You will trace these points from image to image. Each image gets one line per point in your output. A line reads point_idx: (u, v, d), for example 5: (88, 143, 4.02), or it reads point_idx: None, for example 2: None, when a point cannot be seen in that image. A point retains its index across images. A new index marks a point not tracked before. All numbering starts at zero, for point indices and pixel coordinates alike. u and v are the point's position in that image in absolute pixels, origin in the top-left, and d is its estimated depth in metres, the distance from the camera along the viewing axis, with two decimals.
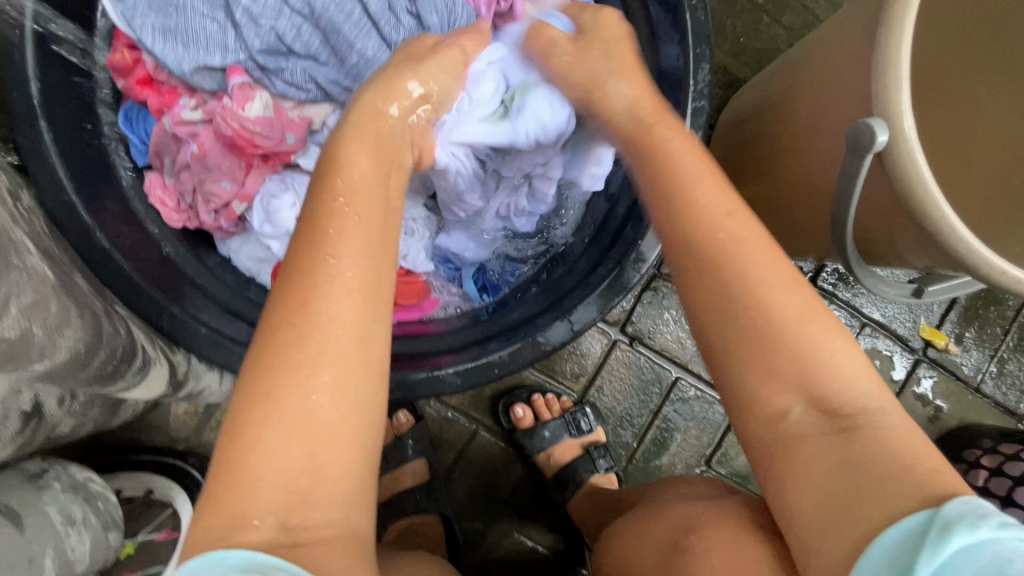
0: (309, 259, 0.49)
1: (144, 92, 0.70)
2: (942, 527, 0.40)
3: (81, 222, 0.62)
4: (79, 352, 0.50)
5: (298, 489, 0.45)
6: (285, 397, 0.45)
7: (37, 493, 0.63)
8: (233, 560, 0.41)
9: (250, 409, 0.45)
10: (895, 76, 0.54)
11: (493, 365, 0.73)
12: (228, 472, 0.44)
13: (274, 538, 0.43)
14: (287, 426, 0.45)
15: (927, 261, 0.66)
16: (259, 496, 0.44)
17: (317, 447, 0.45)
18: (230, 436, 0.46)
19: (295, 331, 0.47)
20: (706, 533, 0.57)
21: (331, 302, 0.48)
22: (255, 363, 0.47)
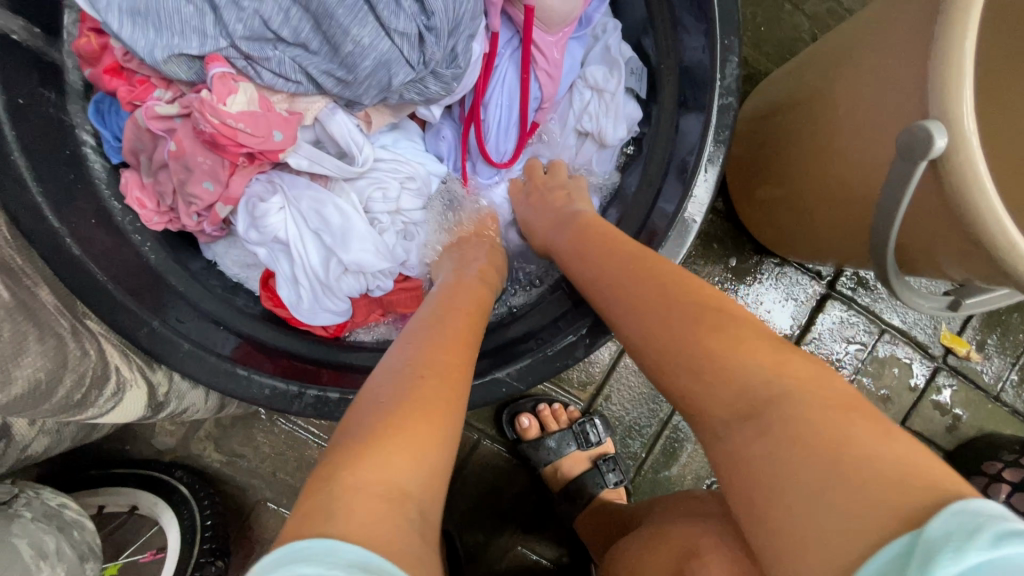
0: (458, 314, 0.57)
1: (113, 82, 0.63)
2: (925, 552, 0.31)
3: (47, 227, 0.57)
4: (40, 381, 0.44)
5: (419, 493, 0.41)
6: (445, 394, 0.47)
7: (5, 522, 0.58)
8: (343, 556, 0.34)
9: (401, 409, 0.45)
10: (956, 75, 0.48)
11: (500, 383, 0.67)
12: (363, 461, 0.41)
13: (411, 518, 0.39)
14: (443, 416, 0.45)
15: (969, 274, 0.61)
16: (409, 475, 0.41)
17: (454, 448, 0.45)
18: (371, 430, 0.44)
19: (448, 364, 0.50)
20: (705, 560, 0.54)
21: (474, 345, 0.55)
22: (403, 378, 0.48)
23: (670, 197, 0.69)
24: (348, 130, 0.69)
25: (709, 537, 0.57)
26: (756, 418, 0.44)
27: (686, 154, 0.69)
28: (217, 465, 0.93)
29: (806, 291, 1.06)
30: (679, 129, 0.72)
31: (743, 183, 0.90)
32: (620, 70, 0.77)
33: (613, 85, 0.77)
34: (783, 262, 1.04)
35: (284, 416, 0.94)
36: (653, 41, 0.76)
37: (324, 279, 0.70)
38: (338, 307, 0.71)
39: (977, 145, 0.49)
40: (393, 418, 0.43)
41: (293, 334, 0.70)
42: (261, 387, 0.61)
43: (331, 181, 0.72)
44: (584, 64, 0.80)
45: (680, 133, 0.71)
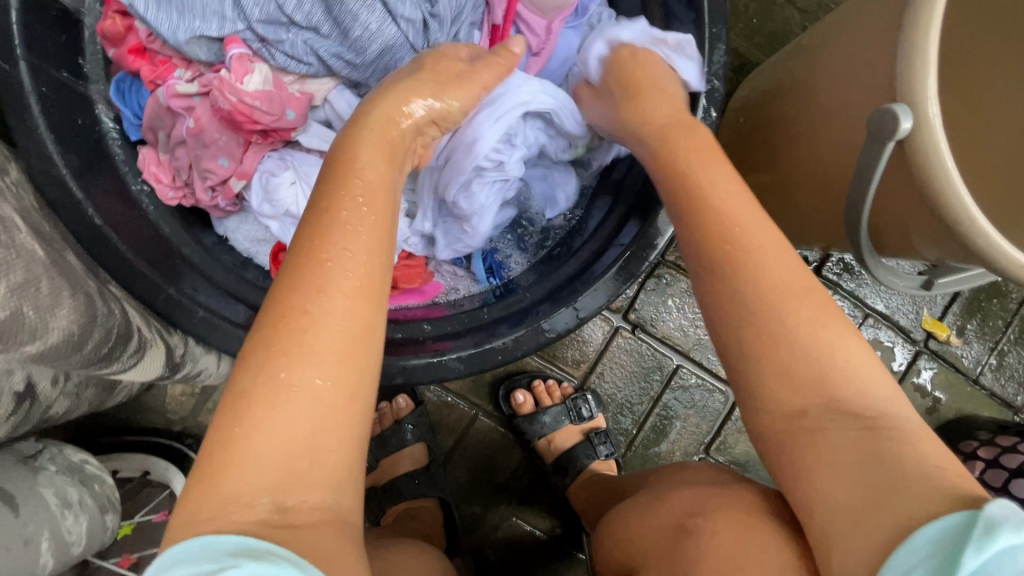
0: (316, 241, 0.48)
1: (137, 62, 0.67)
2: (987, 526, 0.38)
3: (73, 197, 0.60)
4: (72, 333, 0.48)
5: (293, 472, 0.43)
6: (288, 384, 0.44)
7: (32, 474, 0.62)
8: (220, 547, 0.39)
9: (253, 388, 0.44)
10: (921, 62, 0.52)
11: (496, 352, 0.71)
12: (223, 453, 0.43)
13: (267, 519, 0.42)
14: (287, 403, 0.44)
15: (939, 253, 0.64)
16: (257, 471, 0.43)
17: (321, 434, 0.44)
18: (229, 416, 0.44)
19: (305, 316, 0.46)
20: (713, 517, 0.57)
21: (335, 285, 0.47)
22: (259, 345, 0.45)
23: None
24: None
25: (714, 499, 0.60)
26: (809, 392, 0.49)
27: None
28: None
29: None
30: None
31: None
32: None
33: None
34: None
35: None
36: None
37: None
38: None
39: (941, 128, 0.52)
40: (236, 416, 0.44)
41: None
42: None
43: None
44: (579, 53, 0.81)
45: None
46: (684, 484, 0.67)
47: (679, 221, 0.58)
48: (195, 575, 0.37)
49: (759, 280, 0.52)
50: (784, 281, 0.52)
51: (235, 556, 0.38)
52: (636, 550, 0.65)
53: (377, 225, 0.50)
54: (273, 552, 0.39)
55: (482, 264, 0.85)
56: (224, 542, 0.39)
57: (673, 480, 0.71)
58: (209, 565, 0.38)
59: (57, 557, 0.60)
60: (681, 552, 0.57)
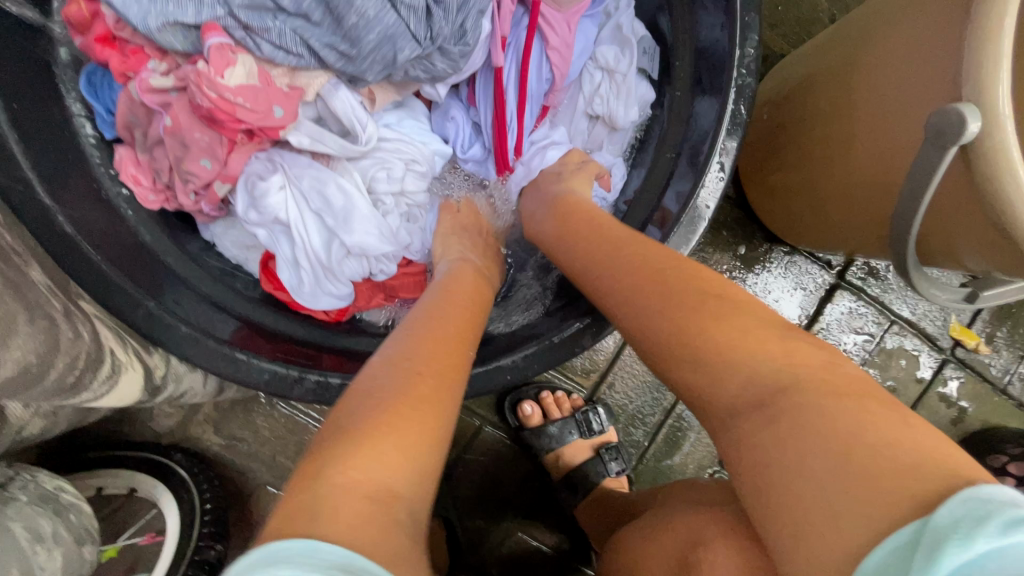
0: (455, 315, 0.55)
1: (105, 52, 0.60)
2: (931, 544, 0.30)
3: (40, 203, 0.55)
4: (31, 364, 0.42)
5: (433, 468, 0.43)
6: (450, 387, 0.47)
7: (0, 506, 0.57)
8: (325, 557, 0.32)
9: (426, 376, 0.46)
10: (994, 56, 0.46)
11: (505, 371, 0.66)
12: (392, 423, 0.42)
13: (404, 522, 0.39)
14: (433, 431, 0.44)
15: (992, 266, 0.59)
16: (400, 477, 0.40)
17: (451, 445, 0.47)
18: (398, 390, 0.44)
19: (462, 343, 0.52)
20: (712, 547, 0.52)
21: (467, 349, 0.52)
22: (425, 347, 0.49)
23: (678, 189, 0.66)
24: (353, 108, 0.66)
25: (717, 524, 0.54)
26: None
27: (700, 137, 0.66)
28: (217, 449, 0.92)
29: (815, 281, 1.04)
30: (693, 114, 0.69)
31: (754, 167, 0.88)
32: (632, 46, 0.75)
33: (625, 66, 0.74)
34: (793, 250, 1.02)
35: (284, 399, 0.93)
36: (668, 19, 0.73)
37: (324, 262, 0.68)
38: (340, 291, 0.70)
39: (1014, 131, 0.46)
40: (383, 424, 0.42)
41: (294, 318, 0.69)
42: (260, 371, 0.60)
43: (333, 160, 0.69)
44: (595, 45, 0.77)
45: (692, 117, 0.69)
46: (685, 505, 0.62)
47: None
48: None
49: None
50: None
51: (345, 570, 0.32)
52: None
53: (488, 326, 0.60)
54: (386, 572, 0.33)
55: None
56: (328, 553, 0.32)
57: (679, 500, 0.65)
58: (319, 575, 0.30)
59: None
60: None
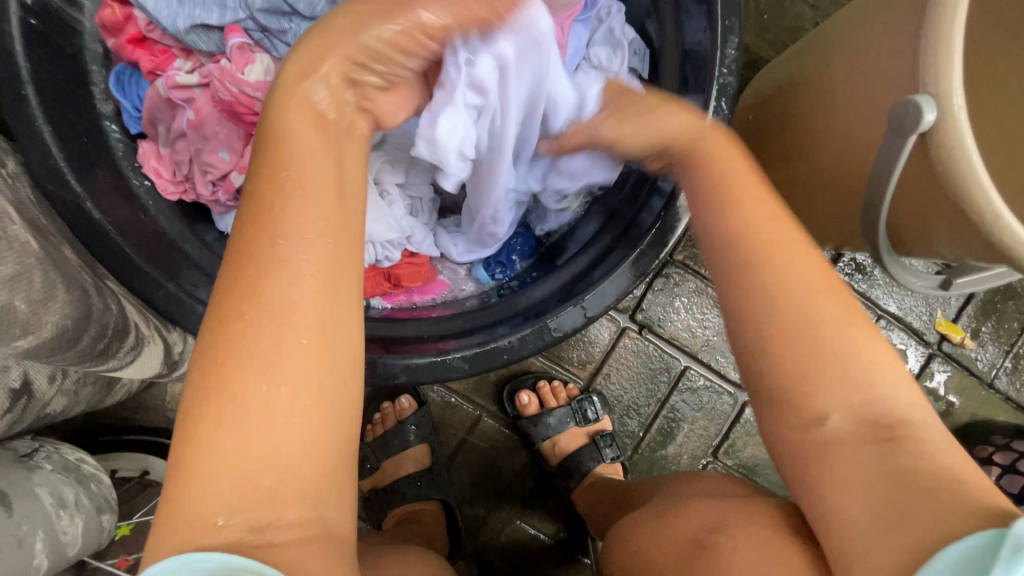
0: (262, 238, 0.43)
1: (136, 52, 0.66)
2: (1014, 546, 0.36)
3: (71, 190, 0.59)
4: (66, 329, 0.46)
5: (259, 490, 0.40)
6: (238, 393, 0.40)
7: (27, 472, 0.61)
8: (204, 564, 0.37)
9: (203, 398, 0.40)
10: (946, 51, 0.50)
11: (501, 351, 0.70)
12: (179, 468, 0.40)
13: (241, 539, 0.39)
14: (246, 420, 0.40)
15: (961, 251, 0.62)
16: (223, 502, 0.40)
17: (286, 443, 0.41)
18: (185, 426, 0.41)
19: (248, 320, 0.41)
20: (734, 530, 0.56)
21: (289, 273, 0.42)
22: (203, 354, 0.42)
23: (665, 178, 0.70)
24: None
25: (737, 514, 0.58)
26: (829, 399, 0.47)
27: None
28: None
29: None
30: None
31: None
32: (622, 49, 0.80)
33: (617, 65, 0.79)
34: None
35: None
36: (655, 24, 0.78)
37: None
38: None
39: (966, 119, 0.50)
40: (195, 436, 0.40)
41: None
42: None
43: None
44: (589, 46, 0.81)
45: None
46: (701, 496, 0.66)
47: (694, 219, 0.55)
48: None
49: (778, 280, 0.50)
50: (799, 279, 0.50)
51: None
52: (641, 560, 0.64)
53: (338, 211, 0.45)
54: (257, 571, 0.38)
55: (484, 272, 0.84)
56: (206, 560, 0.37)
57: (688, 491, 0.70)
58: None
59: (51, 558, 0.59)
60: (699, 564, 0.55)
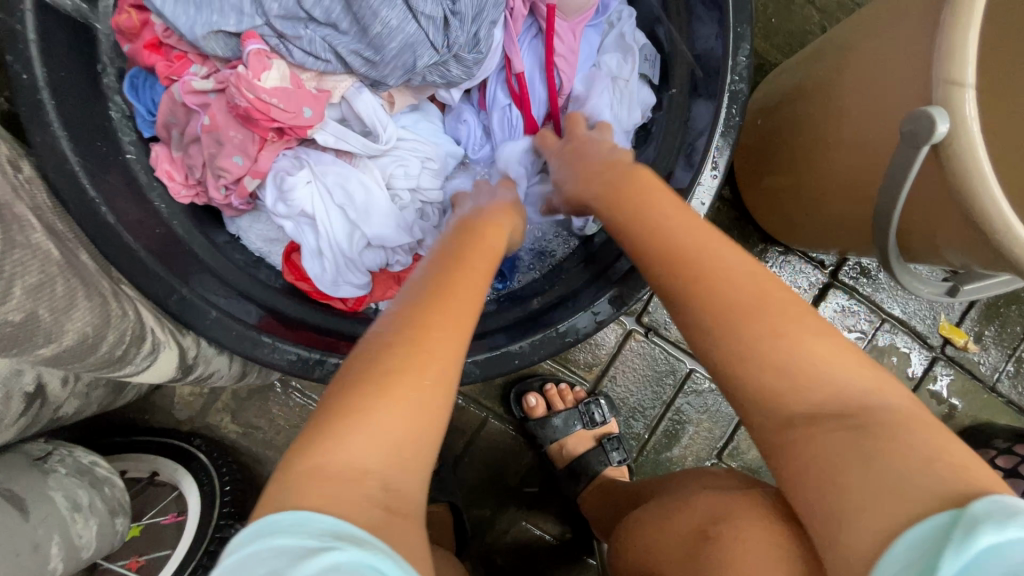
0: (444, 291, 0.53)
1: (151, 57, 0.65)
2: (968, 525, 0.36)
3: (85, 194, 0.60)
4: (87, 335, 0.46)
5: (400, 459, 0.45)
6: (415, 373, 0.47)
7: (42, 476, 0.61)
8: (319, 524, 0.38)
9: (387, 372, 0.47)
10: (960, 65, 0.51)
11: (513, 356, 0.70)
12: (348, 422, 0.45)
13: (374, 496, 0.42)
14: (381, 415, 0.45)
15: (967, 260, 0.63)
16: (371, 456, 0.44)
17: (429, 427, 0.47)
18: (354, 392, 0.46)
19: (437, 323, 0.50)
20: (735, 521, 0.56)
21: (464, 315, 0.52)
22: (393, 337, 0.49)
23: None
24: (373, 108, 0.70)
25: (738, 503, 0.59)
26: (840, 409, 0.48)
27: (698, 142, 0.70)
28: (234, 436, 0.97)
29: (809, 279, 1.08)
30: (689, 117, 0.74)
31: (749, 170, 0.93)
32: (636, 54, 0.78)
33: (628, 72, 0.78)
34: (787, 250, 1.07)
35: (299, 390, 0.98)
36: (666, 30, 0.79)
37: (346, 253, 0.71)
38: (359, 281, 0.73)
39: (977, 130, 0.51)
40: (337, 418, 0.45)
41: (313, 307, 0.74)
42: (284, 354, 0.65)
43: (355, 158, 0.73)
44: (600, 52, 0.81)
45: (690, 121, 0.74)
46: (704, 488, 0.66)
47: (677, 228, 0.59)
48: (299, 548, 0.36)
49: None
50: None
51: (334, 538, 0.37)
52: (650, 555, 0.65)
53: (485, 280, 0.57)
54: (368, 539, 0.38)
55: None
56: (322, 521, 0.38)
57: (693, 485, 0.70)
58: (311, 541, 0.37)
59: (66, 562, 0.59)
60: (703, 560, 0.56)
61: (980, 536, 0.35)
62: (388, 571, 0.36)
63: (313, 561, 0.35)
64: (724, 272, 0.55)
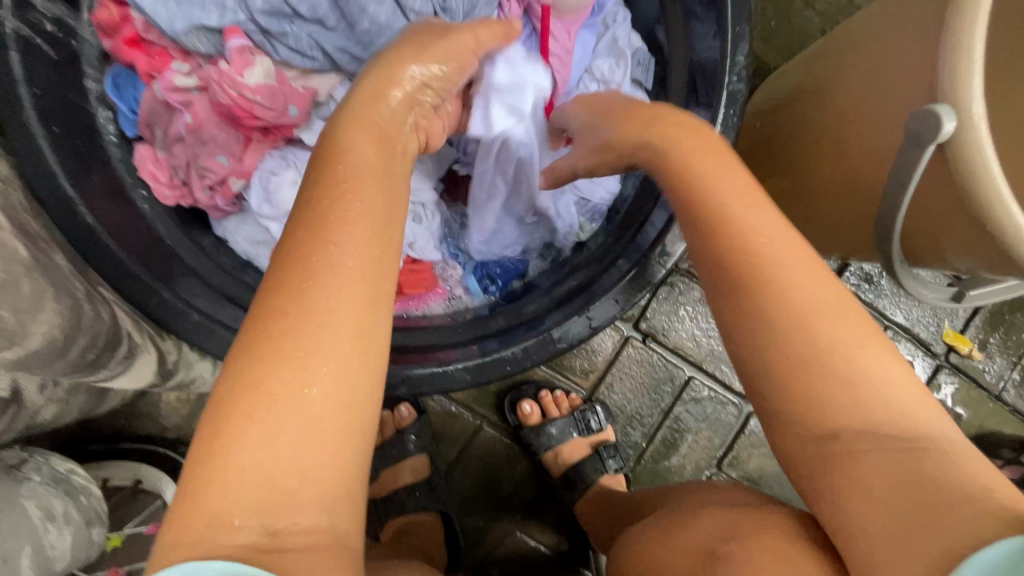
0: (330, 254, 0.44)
1: (132, 54, 0.64)
2: None
3: (64, 194, 0.58)
4: (54, 339, 0.44)
5: (279, 492, 0.40)
6: (268, 390, 0.41)
7: (14, 485, 0.59)
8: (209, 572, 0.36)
9: (234, 390, 0.41)
10: (966, 62, 0.49)
11: (504, 362, 0.69)
12: (210, 457, 0.39)
13: (254, 543, 0.38)
14: (276, 423, 0.40)
15: (973, 264, 0.61)
16: (238, 499, 0.39)
17: (313, 442, 0.41)
18: (215, 419, 0.41)
19: (290, 316, 0.42)
20: (747, 540, 0.55)
21: (330, 288, 0.43)
22: (245, 345, 0.42)
23: (664, 206, 0.70)
24: None
25: (751, 523, 0.57)
26: (842, 420, 0.46)
27: None
28: None
29: None
30: None
31: None
32: (627, 59, 0.78)
33: (620, 77, 0.78)
34: None
35: None
36: (664, 31, 0.77)
37: None
38: None
39: (983, 129, 0.49)
40: (217, 439, 0.40)
41: None
42: None
43: None
44: (593, 56, 0.79)
45: None
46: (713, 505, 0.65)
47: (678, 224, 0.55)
48: None
49: (789, 293, 0.48)
50: (809, 295, 0.48)
51: None
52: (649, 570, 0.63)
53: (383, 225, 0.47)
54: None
55: (476, 279, 0.84)
56: (210, 568, 0.36)
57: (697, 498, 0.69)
58: None
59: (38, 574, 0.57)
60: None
61: None
62: None
63: None
64: (711, 282, 0.52)
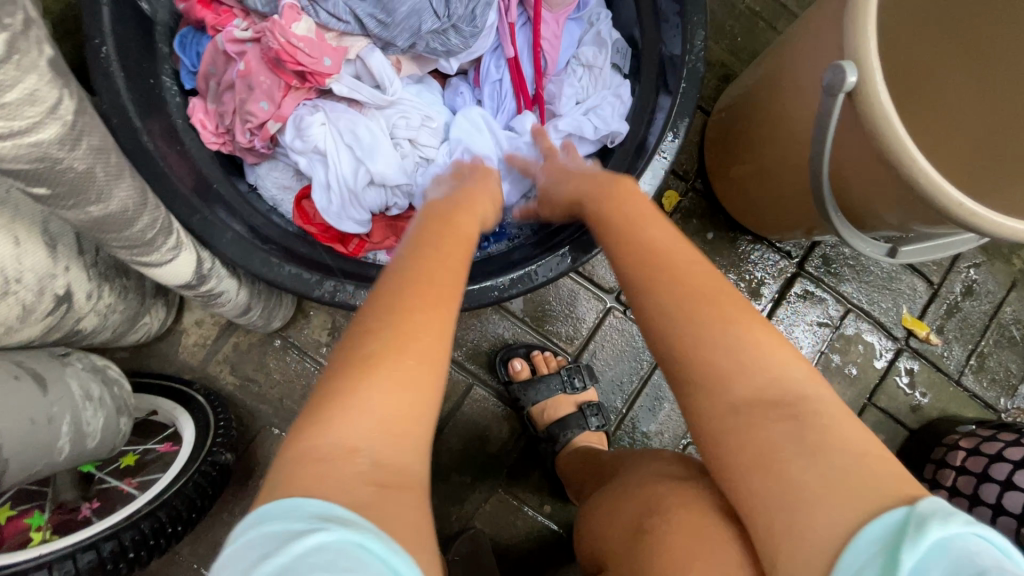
0: (423, 273, 0.56)
1: (203, 11, 0.80)
2: (919, 524, 0.40)
3: (131, 123, 0.69)
4: (127, 207, 0.55)
5: (394, 434, 0.47)
6: (402, 355, 0.50)
7: (60, 365, 0.68)
8: (310, 508, 0.39)
9: (368, 358, 0.49)
10: (863, 28, 0.62)
11: (493, 288, 0.78)
12: (340, 407, 0.47)
13: (365, 472, 0.44)
14: (404, 382, 0.49)
15: (901, 216, 0.73)
16: (368, 439, 0.46)
17: (422, 401, 0.49)
18: (342, 380, 0.49)
19: (410, 308, 0.52)
20: (665, 513, 0.61)
21: (438, 291, 0.55)
22: (373, 324, 0.51)
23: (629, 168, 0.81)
24: (384, 66, 0.82)
25: (672, 495, 0.63)
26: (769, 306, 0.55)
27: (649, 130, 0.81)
28: (230, 387, 1.03)
29: (777, 268, 1.16)
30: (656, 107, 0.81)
31: (718, 164, 1.05)
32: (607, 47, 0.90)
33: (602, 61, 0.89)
34: (756, 240, 1.15)
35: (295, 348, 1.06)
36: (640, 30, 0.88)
37: (353, 186, 0.82)
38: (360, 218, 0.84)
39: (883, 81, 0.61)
40: (352, 392, 0.47)
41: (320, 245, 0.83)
42: (286, 272, 0.72)
43: (364, 107, 0.84)
44: (579, 44, 0.92)
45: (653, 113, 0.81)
46: (647, 478, 0.69)
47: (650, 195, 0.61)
48: (286, 531, 0.38)
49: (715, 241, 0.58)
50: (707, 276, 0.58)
51: (325, 520, 0.38)
52: (599, 544, 0.69)
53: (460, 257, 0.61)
54: (357, 521, 0.39)
55: None
56: (313, 506, 0.40)
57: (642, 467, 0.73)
58: (300, 523, 0.38)
59: (73, 444, 0.65)
60: (638, 552, 0.60)
61: (930, 531, 0.39)
62: (380, 551, 0.37)
63: (306, 540, 0.36)
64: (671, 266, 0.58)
